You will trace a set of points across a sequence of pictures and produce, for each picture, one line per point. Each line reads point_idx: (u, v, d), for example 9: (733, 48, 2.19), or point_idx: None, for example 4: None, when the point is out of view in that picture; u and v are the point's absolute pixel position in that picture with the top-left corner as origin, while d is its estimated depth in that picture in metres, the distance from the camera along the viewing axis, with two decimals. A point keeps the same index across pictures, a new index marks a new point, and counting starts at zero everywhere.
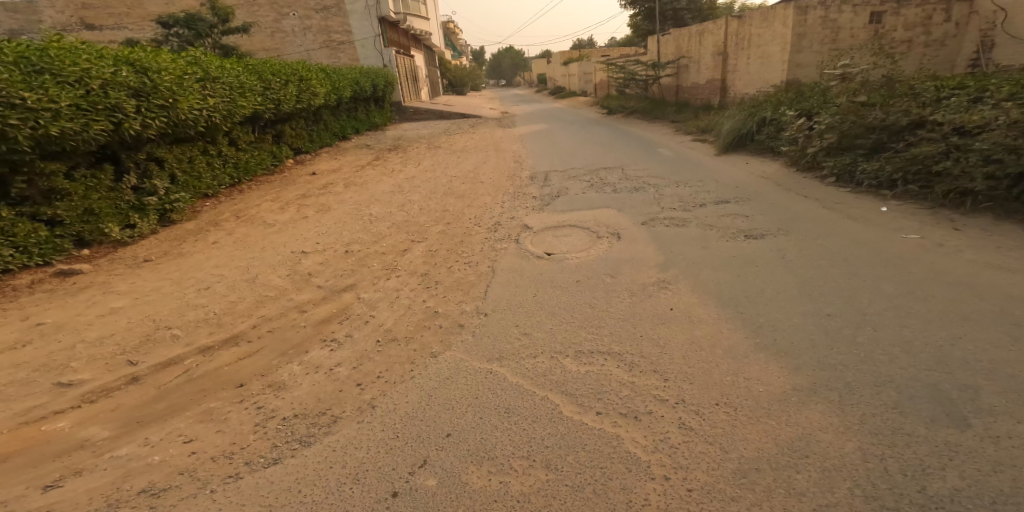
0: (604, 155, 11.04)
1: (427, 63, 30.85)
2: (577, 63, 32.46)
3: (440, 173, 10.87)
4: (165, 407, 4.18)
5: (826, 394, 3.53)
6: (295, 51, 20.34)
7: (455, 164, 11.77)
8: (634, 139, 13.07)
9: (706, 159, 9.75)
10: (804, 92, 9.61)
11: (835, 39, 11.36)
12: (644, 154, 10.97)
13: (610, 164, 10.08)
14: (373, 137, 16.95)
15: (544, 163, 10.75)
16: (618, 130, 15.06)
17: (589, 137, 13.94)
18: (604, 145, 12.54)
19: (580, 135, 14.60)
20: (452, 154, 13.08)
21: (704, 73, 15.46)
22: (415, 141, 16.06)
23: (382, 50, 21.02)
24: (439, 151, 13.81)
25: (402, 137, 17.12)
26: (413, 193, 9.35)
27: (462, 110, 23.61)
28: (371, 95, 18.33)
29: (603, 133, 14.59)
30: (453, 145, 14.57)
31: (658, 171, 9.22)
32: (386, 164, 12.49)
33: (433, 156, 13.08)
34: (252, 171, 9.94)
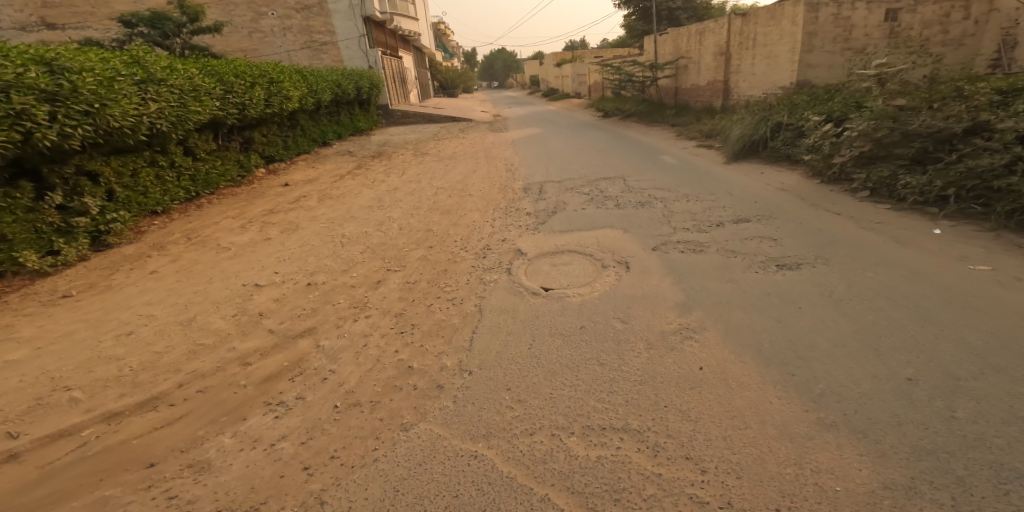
0: (603, 164, 10.12)
1: (416, 65, 29.79)
2: (571, 65, 31.50)
3: (424, 185, 9.88)
4: (43, 496, 3.22)
5: (935, 498, 2.60)
6: (275, 52, 19.19)
7: (442, 173, 10.78)
8: (633, 145, 12.16)
9: (716, 167, 8.84)
10: (821, 95, 8.69)
11: (849, 38, 10.44)
12: (646, 161, 10.04)
13: (610, 174, 9.17)
14: (357, 142, 15.92)
15: (538, 173, 9.81)
16: (616, 134, 14.16)
17: (586, 143, 13.06)
18: (602, 151, 11.62)
19: (576, 140, 13.70)
20: (439, 162, 12.10)
21: (704, 74, 14.55)
22: (401, 147, 15.05)
23: (367, 51, 19.97)
24: (425, 158, 12.82)
25: (388, 142, 16.11)
26: (393, 209, 8.35)
27: (452, 113, 22.64)
28: (355, 98, 17.28)
29: (599, 138, 13.68)
30: (441, 152, 13.57)
31: (665, 183, 8.29)
32: (368, 174, 11.48)
33: (418, 164, 12.08)
34: (213, 184, 8.91)
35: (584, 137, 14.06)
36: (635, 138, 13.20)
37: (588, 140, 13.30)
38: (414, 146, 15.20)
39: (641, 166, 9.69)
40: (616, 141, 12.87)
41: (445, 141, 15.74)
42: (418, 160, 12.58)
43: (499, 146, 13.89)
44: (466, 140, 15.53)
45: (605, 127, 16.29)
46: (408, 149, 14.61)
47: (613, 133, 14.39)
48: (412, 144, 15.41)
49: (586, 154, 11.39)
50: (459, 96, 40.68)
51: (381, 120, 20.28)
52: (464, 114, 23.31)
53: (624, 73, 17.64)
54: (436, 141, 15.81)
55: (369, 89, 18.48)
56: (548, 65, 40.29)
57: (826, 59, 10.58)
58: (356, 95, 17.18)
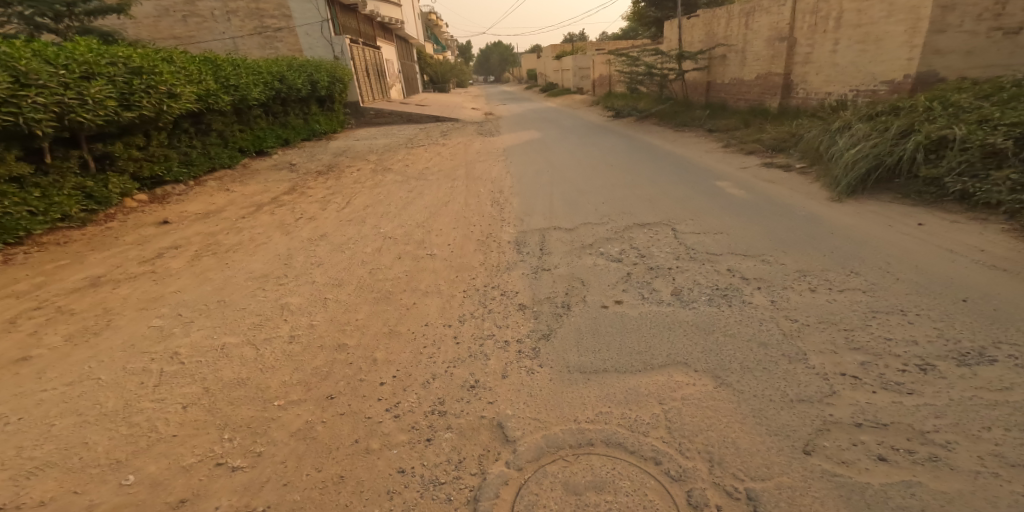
0: (632, 191, 6.86)
1: (400, 55, 25.96)
2: (573, 57, 28.01)
3: (365, 232, 6.42)
4: None
5: None
6: (216, 39, 15.15)
7: (400, 207, 7.32)
8: (668, 155, 8.90)
9: (810, 199, 5.61)
10: (1002, 90, 5.38)
11: (1001, 13, 6.56)
12: (697, 185, 6.76)
13: (650, 213, 5.96)
14: (312, 148, 12.39)
15: (539, 210, 6.54)
16: (639, 140, 10.89)
17: (603, 152, 9.80)
18: (628, 166, 8.35)
19: (588, 148, 10.41)
20: (404, 184, 8.62)
21: (748, 65, 10.61)
22: (361, 157, 11.49)
23: (331, 39, 15.97)
24: (383, 176, 9.35)
25: (350, 149, 12.61)
26: (293, 290, 4.91)
27: (438, 111, 19.22)
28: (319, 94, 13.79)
29: (617, 145, 10.42)
30: (412, 165, 10.04)
31: (745, 232, 5.05)
32: (299, 203, 7.91)
33: (373, 187, 8.60)
34: (17, 231, 5.54)
35: (600, 143, 10.83)
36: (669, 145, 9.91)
37: (607, 149, 10.05)
38: (379, 155, 11.64)
39: (691, 195, 6.41)
40: (643, 149, 9.64)
41: (425, 148, 12.16)
42: (375, 179, 9.15)
43: (488, 156, 10.32)
44: (450, 148, 11.99)
45: (622, 130, 12.91)
46: (375, 160, 11.08)
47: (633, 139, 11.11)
48: (378, 153, 11.98)
49: (605, 172, 8.11)
50: (451, 90, 36.99)
51: (351, 120, 16.57)
52: (451, 111, 19.72)
53: (636, 62, 13.61)
54: (411, 149, 12.30)
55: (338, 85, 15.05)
56: (547, 58, 36.81)
57: (965, 42, 6.75)
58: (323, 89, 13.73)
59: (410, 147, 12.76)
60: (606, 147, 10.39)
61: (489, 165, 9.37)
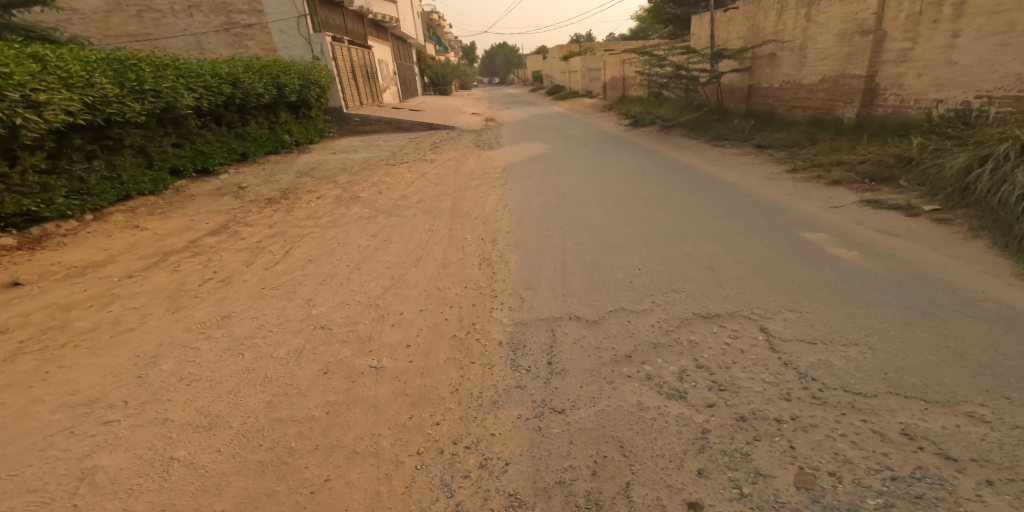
0: (681, 244, 4.90)
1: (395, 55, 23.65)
2: (582, 57, 25.77)
3: (283, 313, 4.35)
4: None
5: None
6: (176, 37, 12.88)
7: (349, 267, 5.17)
8: (714, 179, 6.86)
9: (969, 275, 3.68)
10: None
11: None
12: (775, 233, 4.77)
13: (719, 291, 4.04)
14: (280, 163, 10.29)
15: (549, 280, 4.60)
16: (670, 155, 8.83)
17: (627, 172, 7.77)
18: (664, 196, 6.31)
19: (606, 166, 8.34)
20: (367, 225, 6.44)
21: (805, 66, 8.41)
22: (327, 175, 9.28)
23: (310, 36, 13.66)
24: (342, 209, 7.13)
25: (323, 163, 10.46)
26: (117, 440, 3.01)
27: (435, 117, 17.09)
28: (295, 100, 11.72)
29: (643, 162, 8.37)
30: (386, 192, 7.82)
31: (897, 346, 3.19)
32: (219, 253, 5.67)
33: (326, 229, 6.37)
34: None
35: (622, 159, 8.79)
36: (709, 163, 7.81)
37: (631, 168, 7.99)
38: (353, 173, 9.39)
39: (769, 252, 4.41)
40: (678, 170, 7.60)
41: (410, 165, 9.80)
42: (333, 213, 6.97)
43: (485, 179, 8.12)
44: (438, 163, 9.75)
45: (642, 138, 10.77)
46: (343, 180, 8.85)
47: (661, 153, 9.01)
48: (354, 168, 9.87)
49: (633, 206, 6.07)
50: (452, 93, 34.77)
51: (333, 129, 14.35)
52: (448, 117, 17.49)
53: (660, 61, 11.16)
54: (393, 164, 9.99)
55: (320, 89, 12.99)
56: (555, 60, 34.56)
57: None
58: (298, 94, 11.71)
59: (395, 161, 10.34)
60: (629, 164, 8.36)
61: (479, 196, 7.22)
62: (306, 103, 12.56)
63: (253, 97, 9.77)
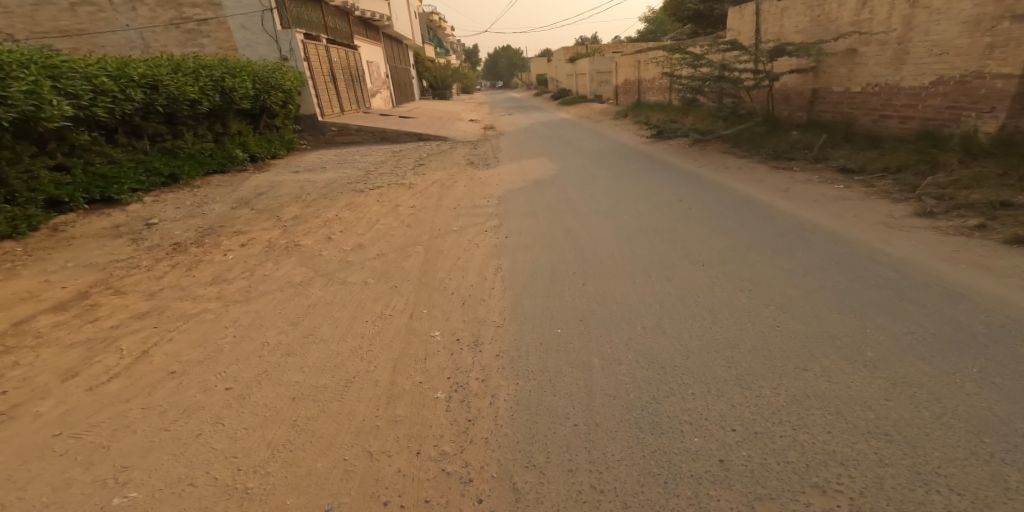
0: (798, 367, 2.89)
1: (387, 56, 21.31)
2: (590, 58, 23.53)
3: (55, 496, 2.55)
4: None
5: None
6: (117, 33, 10.65)
7: (228, 396, 3.24)
8: (796, 221, 4.75)
9: None
10: None
11: None
12: (968, 349, 2.78)
13: (925, 502, 2.06)
14: (224, 184, 8.16)
15: (572, 453, 2.58)
16: (718, 177, 6.68)
17: (664, 206, 5.65)
18: (733, 255, 4.24)
19: (633, 196, 6.18)
20: (291, 301, 4.32)
21: (906, 65, 6.25)
22: (270, 203, 7.09)
23: (278, 33, 11.14)
24: (266, 267, 4.94)
25: (278, 183, 8.34)
26: None
27: (426, 123, 14.97)
28: (254, 109, 9.57)
29: (683, 189, 6.23)
30: (337, 238, 5.64)
31: None
32: (41, 351, 3.70)
33: (229, 305, 4.27)
34: None
35: (652, 184, 6.68)
36: (776, 193, 5.67)
37: (668, 200, 5.87)
38: (307, 201, 7.16)
39: (987, 402, 2.46)
40: (737, 203, 5.48)
41: (381, 189, 7.57)
42: (250, 274, 4.81)
43: (473, 218, 5.95)
44: (416, 187, 7.47)
45: (668, 151, 8.59)
46: (287, 213, 6.63)
47: (710, 173, 6.85)
48: (313, 191, 7.74)
49: (690, 275, 4.01)
50: (450, 97, 32.69)
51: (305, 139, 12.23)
52: (442, 124, 15.33)
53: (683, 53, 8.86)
54: (359, 187, 7.75)
55: (293, 95, 10.90)
56: (560, 61, 32.28)
57: None
58: (261, 101, 9.60)
59: (367, 183, 8.08)
60: (664, 192, 6.22)
61: (460, 250, 5.08)
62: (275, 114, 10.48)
63: (184, 104, 7.58)
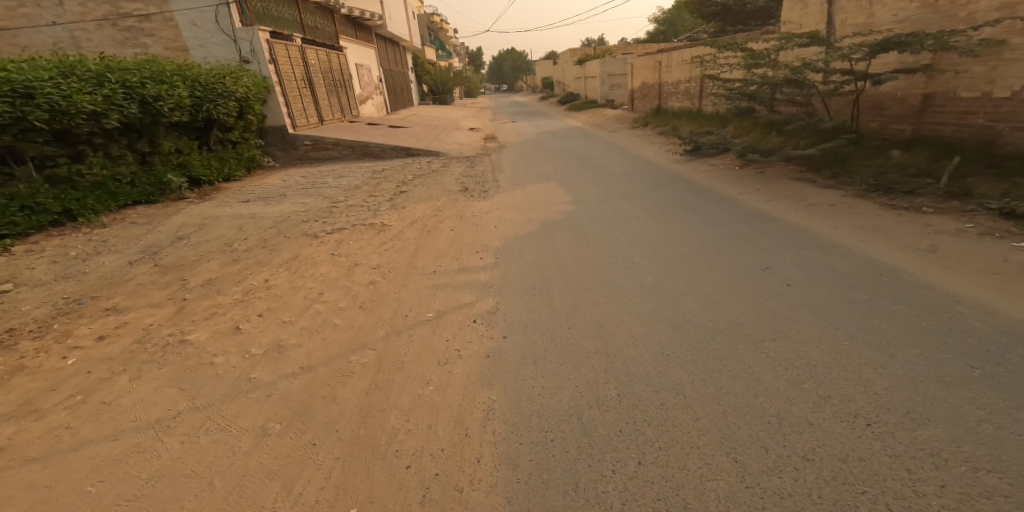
0: None
1: (380, 58, 19.16)
2: (602, 59, 21.52)
3: None
4: None
5: None
6: (41, 30, 8.57)
7: None
8: (987, 323, 2.88)
9: None
10: None
11: None
12: None
13: None
14: (145, 218, 6.17)
15: None
16: (807, 214, 4.74)
17: (744, 273, 3.80)
18: (917, 412, 2.41)
19: (690, 250, 4.30)
20: (121, 466, 2.64)
21: None
22: (183, 256, 5.05)
23: (236, 31, 8.88)
24: (114, 386, 3.25)
25: (215, 213, 6.36)
26: None
27: (420, 132, 13.04)
28: (194, 122, 7.24)
29: (762, 238, 4.35)
30: (249, 329, 3.75)
31: None
32: None
33: (9, 469, 2.62)
34: None
35: (712, 224, 4.78)
36: (918, 251, 3.75)
37: (745, 260, 3.98)
38: (235, 252, 5.12)
39: None
40: (861, 271, 3.59)
41: (338, 232, 5.52)
42: (79, 401, 3.12)
43: (458, 293, 4.08)
44: (385, 231, 5.44)
45: (713, 174, 6.61)
46: (197, 275, 4.62)
47: (795, 210, 4.89)
48: (253, 229, 5.79)
49: (855, 467, 2.20)
50: (450, 102, 30.80)
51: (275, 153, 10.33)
52: (438, 133, 13.40)
53: (727, 49, 6.88)
54: (311, 228, 5.68)
55: (257, 103, 8.58)
56: (569, 63, 30.10)
57: None
58: (203, 112, 7.19)
59: (331, 221, 5.90)
60: (735, 242, 4.33)
61: (428, 372, 3.29)
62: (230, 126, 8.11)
63: (78, 118, 5.67)
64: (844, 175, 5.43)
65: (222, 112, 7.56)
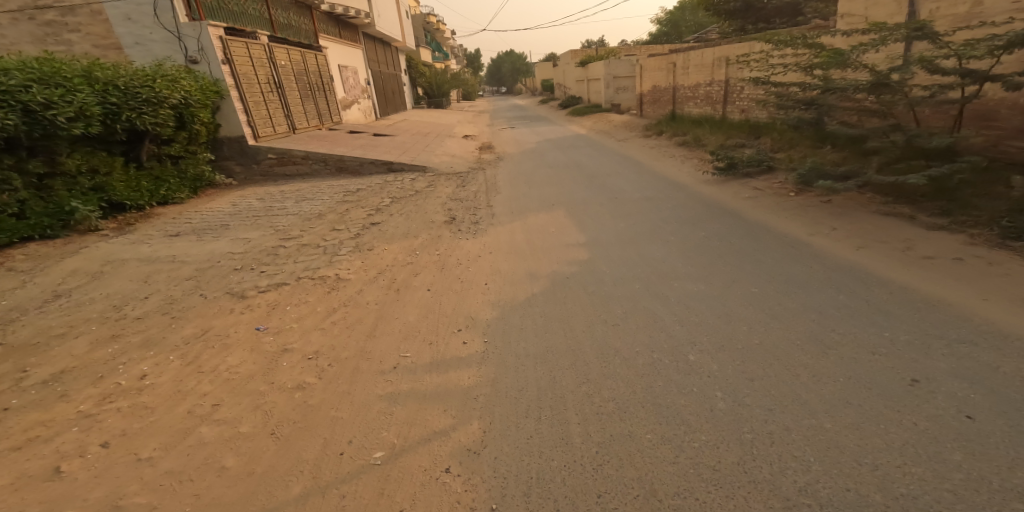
0: None
1: (367, 59, 17.65)
2: (607, 61, 20.01)
3: None
4: None
5: None
6: None
7: None
8: None
9: None
10: None
11: None
12: None
13: None
14: (35, 254, 4.67)
15: None
16: (928, 269, 3.36)
17: (876, 388, 2.44)
18: None
19: (772, 334, 2.91)
20: None
21: None
22: (44, 328, 3.46)
23: (180, 27, 7.44)
24: None
25: (125, 245, 4.88)
26: None
27: (408, 141, 11.58)
28: (113, 134, 5.71)
29: (877, 312, 2.98)
30: (78, 473, 2.33)
31: None
32: None
33: None
34: None
35: (792, 283, 3.39)
36: None
37: (868, 360, 2.61)
38: (121, 322, 3.50)
39: None
40: None
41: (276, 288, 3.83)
42: None
43: (427, 408, 2.72)
44: (338, 293, 3.75)
45: (764, 202, 5.20)
46: (47, 364, 3.10)
47: (910, 262, 3.48)
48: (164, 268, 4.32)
49: None
50: (448, 106, 29.31)
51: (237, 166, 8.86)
52: (428, 142, 11.94)
53: (792, 43, 5.44)
54: (241, 282, 3.94)
55: (205, 110, 7.01)
56: (572, 65, 28.59)
57: None
58: (122, 123, 5.69)
59: (274, 274, 4.04)
60: (837, 320, 2.95)
61: None
62: (170, 138, 6.51)
63: None
64: (959, 210, 4.02)
65: (151, 122, 6.01)
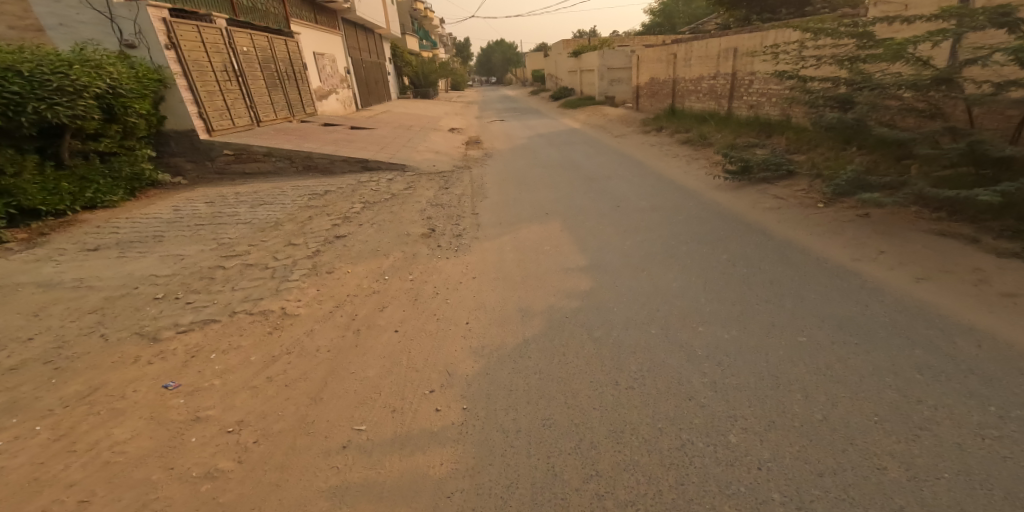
0: None
1: (347, 46, 16.68)
2: (600, 52, 19.27)
3: None
4: None
5: None
6: None
7: None
8: None
9: None
10: None
11: None
12: None
13: None
14: None
15: None
16: (1016, 310, 2.74)
17: (1005, 494, 1.80)
18: None
19: (840, 406, 2.24)
20: None
21: None
22: None
23: (112, 6, 6.52)
24: None
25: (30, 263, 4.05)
26: None
27: (387, 135, 10.77)
28: (19, 127, 4.98)
29: (971, 372, 2.34)
30: None
31: None
32: None
33: None
34: None
35: (849, 326, 2.73)
36: None
37: (979, 450, 1.97)
38: None
39: None
40: None
41: (201, 328, 3.06)
42: None
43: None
44: (280, 335, 2.99)
45: (789, 215, 4.52)
46: None
47: (990, 299, 2.86)
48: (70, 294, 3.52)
49: None
50: (435, 96, 28.34)
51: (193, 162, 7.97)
52: (411, 136, 11.15)
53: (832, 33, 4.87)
54: (156, 319, 3.14)
55: (143, 101, 6.19)
56: (563, 56, 27.79)
57: None
58: (28, 115, 4.94)
59: (202, 306, 3.26)
60: (920, 385, 2.30)
61: None
62: (98, 132, 5.70)
63: None
64: None
65: (68, 114, 5.24)
